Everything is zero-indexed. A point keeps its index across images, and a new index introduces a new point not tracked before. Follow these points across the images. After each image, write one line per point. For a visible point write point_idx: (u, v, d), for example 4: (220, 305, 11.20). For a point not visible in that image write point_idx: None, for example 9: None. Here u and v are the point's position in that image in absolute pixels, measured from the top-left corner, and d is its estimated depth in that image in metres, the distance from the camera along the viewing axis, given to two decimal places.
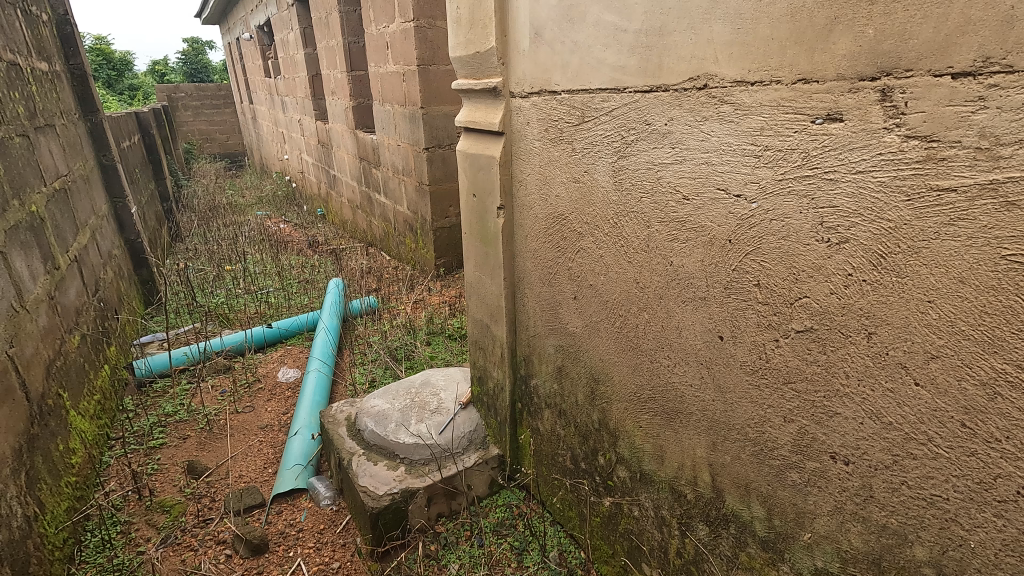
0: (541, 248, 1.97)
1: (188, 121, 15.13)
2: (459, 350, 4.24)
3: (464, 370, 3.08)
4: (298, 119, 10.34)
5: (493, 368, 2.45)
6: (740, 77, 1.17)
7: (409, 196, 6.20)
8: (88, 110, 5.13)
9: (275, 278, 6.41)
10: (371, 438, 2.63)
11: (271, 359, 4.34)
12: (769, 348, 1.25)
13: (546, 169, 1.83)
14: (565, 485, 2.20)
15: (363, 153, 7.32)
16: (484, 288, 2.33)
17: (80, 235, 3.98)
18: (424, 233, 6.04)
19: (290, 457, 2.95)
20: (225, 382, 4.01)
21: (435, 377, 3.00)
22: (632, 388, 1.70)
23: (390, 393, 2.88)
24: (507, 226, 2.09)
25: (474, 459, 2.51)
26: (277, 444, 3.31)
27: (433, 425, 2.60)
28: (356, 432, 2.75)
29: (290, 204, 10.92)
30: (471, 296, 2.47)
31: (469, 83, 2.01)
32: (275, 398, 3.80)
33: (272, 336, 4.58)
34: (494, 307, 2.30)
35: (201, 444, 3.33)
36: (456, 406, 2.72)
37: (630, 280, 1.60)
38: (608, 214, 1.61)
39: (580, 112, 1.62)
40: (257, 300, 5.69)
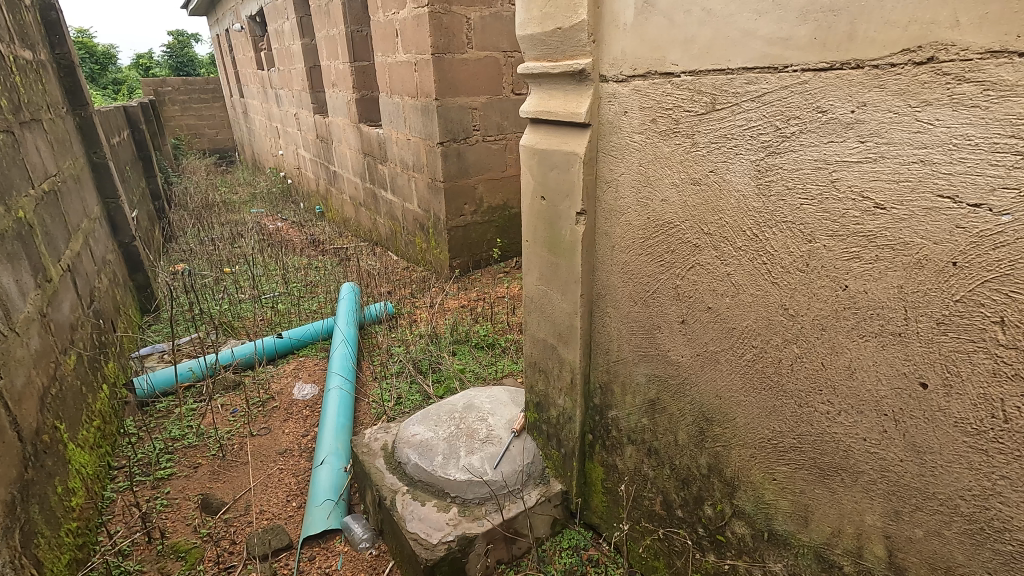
0: (633, 262, 1.67)
1: (176, 116, 14.62)
2: (489, 362, 3.93)
3: (510, 391, 2.77)
4: (293, 113, 9.94)
5: (559, 395, 2.15)
6: (998, 47, 0.86)
7: (421, 193, 5.87)
8: (75, 104, 4.74)
9: (279, 282, 6.07)
10: (416, 473, 2.34)
11: (284, 372, 4.02)
12: (1011, 404, 0.96)
13: (647, 169, 1.52)
14: (650, 532, 1.92)
15: (368, 148, 6.96)
16: (551, 304, 2.02)
17: (72, 242, 3.63)
18: (439, 233, 5.71)
19: (318, 491, 2.64)
20: (236, 401, 3.69)
21: (480, 398, 2.70)
22: (763, 433, 1.41)
23: (431, 419, 2.58)
24: (587, 235, 1.78)
25: (536, 497, 2.22)
26: (299, 472, 3.00)
27: (486, 458, 2.31)
28: (396, 464, 2.45)
29: (286, 202, 10.55)
30: (530, 313, 2.16)
31: (545, 66, 1.69)
32: (293, 418, 3.48)
33: (284, 347, 4.25)
34: (563, 327, 1.99)
35: (214, 473, 3.00)
36: (508, 435, 2.42)
37: (773, 305, 1.30)
38: (745, 225, 1.31)
39: (708, 98, 1.31)
40: (261, 306, 5.35)
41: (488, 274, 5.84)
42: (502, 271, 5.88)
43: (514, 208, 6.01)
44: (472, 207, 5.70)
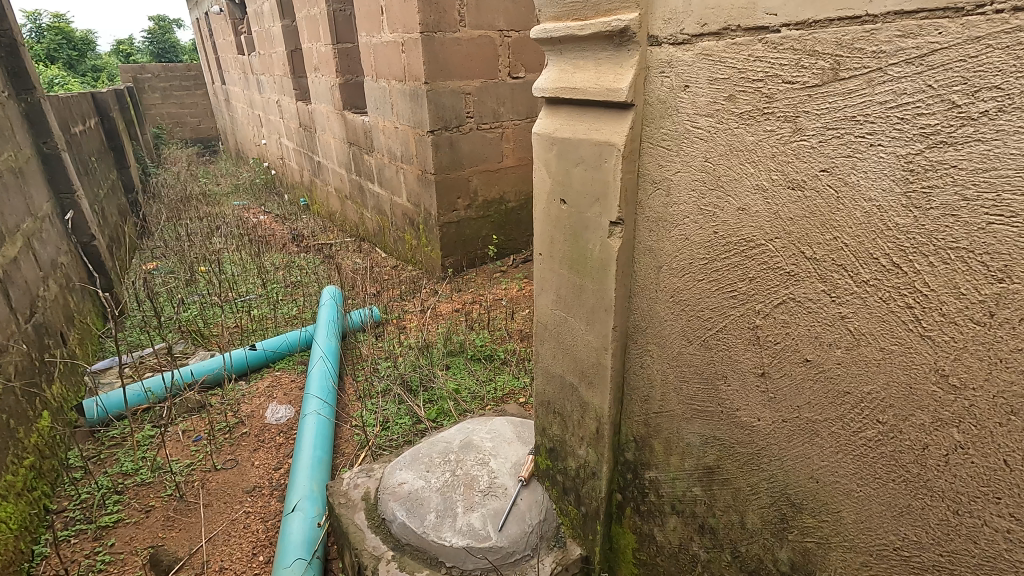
0: (689, 290, 1.26)
1: (155, 104, 13.95)
2: (487, 378, 3.50)
3: (514, 424, 2.36)
4: (275, 100, 9.39)
5: (579, 444, 1.74)
6: None
7: (410, 186, 5.41)
8: (21, 88, 4.23)
9: (256, 282, 5.59)
10: (404, 535, 1.93)
11: (256, 390, 3.59)
12: None
13: (717, 166, 1.11)
14: None
15: (353, 137, 6.47)
16: (571, 335, 1.60)
17: (7, 246, 3.15)
18: (430, 229, 5.26)
19: (287, 548, 2.22)
20: (200, 425, 3.25)
21: (480, 435, 2.28)
22: (886, 539, 1.01)
23: (423, 463, 2.16)
24: (624, 251, 1.36)
25: (549, 566, 1.83)
26: (269, 517, 2.58)
27: (489, 516, 1.91)
28: (380, 521, 2.03)
29: (270, 194, 10.03)
30: (544, 342, 1.74)
31: (571, 26, 1.26)
32: (264, 447, 3.05)
33: (257, 359, 3.80)
34: (587, 365, 1.58)
35: (169, 519, 2.57)
36: (514, 484, 2.01)
37: (921, 369, 0.89)
38: (880, 250, 0.89)
39: (826, 61, 0.89)
40: (235, 311, 4.88)
41: (484, 273, 5.41)
42: (498, 271, 5.44)
43: (511, 203, 5.55)
44: (465, 202, 5.25)
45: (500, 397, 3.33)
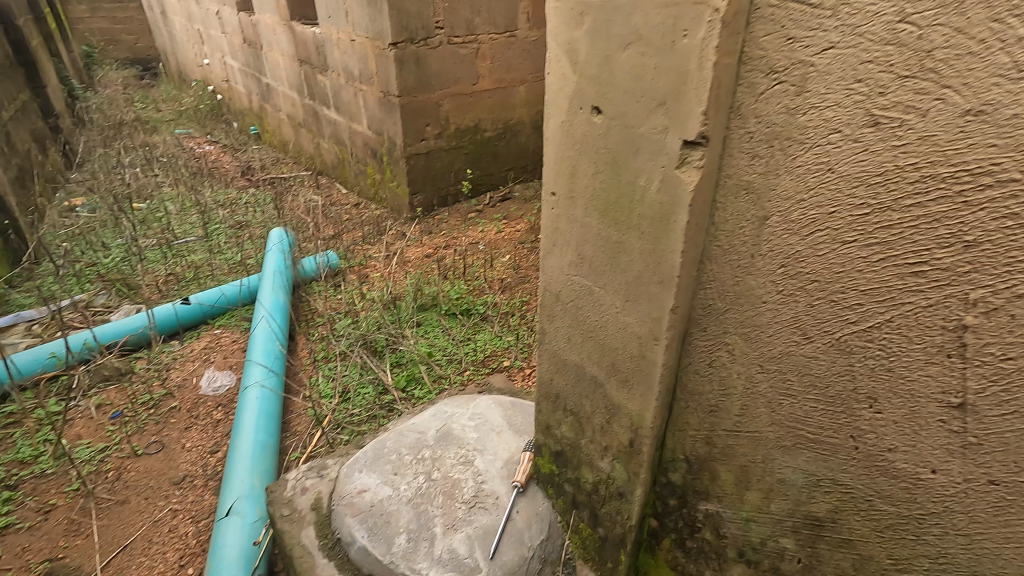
0: (820, 260, 0.76)
1: (83, 18, 12.29)
2: (465, 338, 3.02)
3: (503, 406, 1.90)
4: (214, 10, 8.16)
5: (601, 456, 1.28)
6: None
7: (371, 111, 4.68)
8: None
9: (195, 221, 4.88)
10: (366, 563, 1.49)
11: (191, 353, 3.04)
12: None
13: (930, 31, 0.60)
14: None
15: (304, 52, 5.57)
16: (600, 312, 1.11)
17: None
18: (395, 162, 4.60)
19: (219, 567, 1.76)
20: (120, 398, 2.71)
21: (461, 422, 1.81)
22: None
23: (389, 463, 1.69)
24: (704, 191, 0.84)
25: None
26: (201, 516, 2.12)
27: (476, 538, 1.47)
28: (334, 541, 1.58)
29: (217, 121, 8.97)
30: (555, 319, 1.25)
31: None
32: (198, 425, 2.55)
33: (190, 315, 3.22)
34: (623, 356, 1.09)
35: (73, 523, 2.09)
36: (507, 492, 1.57)
37: None
38: None
39: None
40: (171, 255, 4.21)
41: (458, 213, 4.82)
42: (474, 210, 4.84)
43: (487, 132, 4.87)
44: (435, 130, 4.57)
45: (481, 360, 2.86)
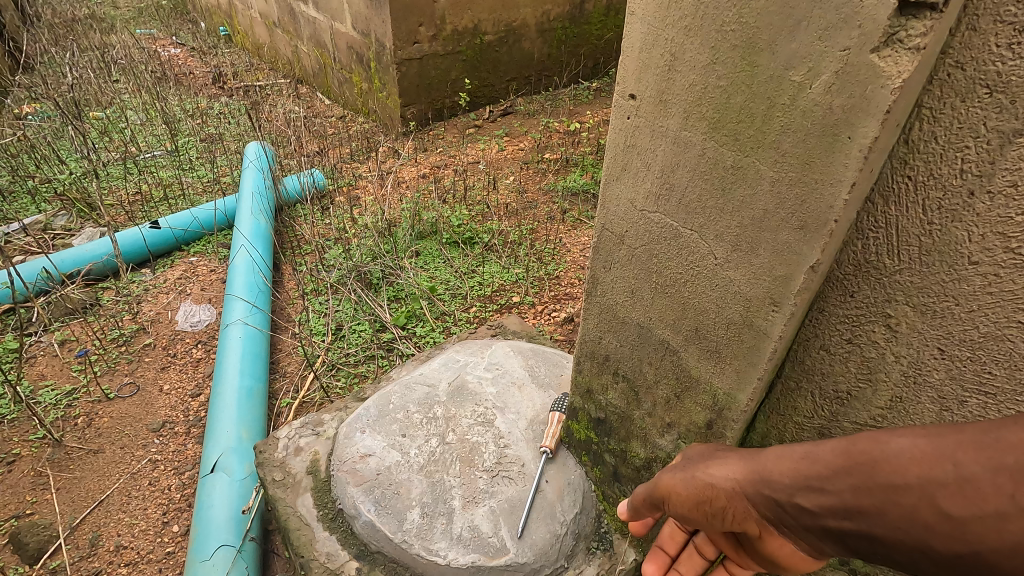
0: None
1: None
2: (469, 269, 2.74)
3: (524, 353, 1.66)
4: None
5: (662, 433, 1.06)
6: None
7: (355, 6, 4.09)
8: None
9: (161, 133, 4.38)
10: (374, 539, 1.29)
11: (164, 284, 2.73)
12: None
13: None
14: None
15: None
16: (688, 261, 0.84)
17: None
18: (384, 68, 4.09)
19: (206, 533, 1.57)
20: (85, 335, 2.43)
21: (476, 374, 1.58)
22: None
23: (396, 422, 1.46)
24: (913, 89, 0.55)
25: None
26: (186, 466, 1.92)
27: (502, 513, 1.27)
28: (336, 511, 1.38)
29: (181, 18, 8.02)
30: (617, 265, 0.98)
31: None
32: (177, 365, 2.30)
33: (160, 241, 2.88)
34: (714, 320, 0.84)
35: (40, 476, 1.88)
36: (535, 458, 1.37)
37: None
38: None
39: None
40: (135, 172, 3.77)
41: (454, 128, 4.38)
42: (472, 125, 4.40)
43: (487, 35, 4.32)
44: (429, 31, 4.03)
45: (487, 295, 2.60)
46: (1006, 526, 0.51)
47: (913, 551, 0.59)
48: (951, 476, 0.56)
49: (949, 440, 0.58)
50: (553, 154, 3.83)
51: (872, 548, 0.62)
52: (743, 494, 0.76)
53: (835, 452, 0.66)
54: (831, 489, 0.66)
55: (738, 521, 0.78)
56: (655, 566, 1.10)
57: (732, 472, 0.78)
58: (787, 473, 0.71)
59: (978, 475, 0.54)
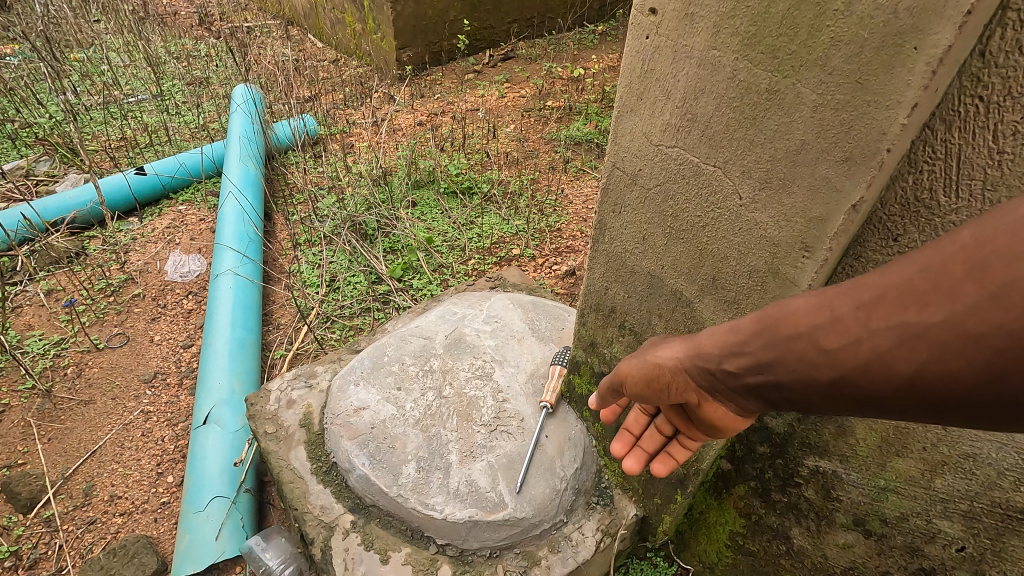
0: None
1: None
2: (467, 220, 2.65)
3: (524, 304, 1.60)
4: None
5: None
6: None
7: None
8: None
9: (146, 76, 4.18)
10: (368, 492, 1.26)
11: (152, 233, 2.64)
12: None
13: None
14: None
15: None
16: (710, 203, 0.76)
17: None
18: (378, 7, 3.85)
19: (198, 485, 1.54)
20: (72, 284, 2.35)
21: (474, 326, 1.52)
22: None
23: (391, 376, 1.41)
24: None
25: (591, 534, 1.22)
26: (179, 418, 1.89)
27: (500, 467, 1.24)
28: (330, 464, 1.35)
29: None
30: (628, 210, 0.90)
31: None
32: (167, 316, 2.25)
33: (146, 189, 2.77)
34: (734, 268, 0.77)
35: (31, 426, 1.84)
36: (534, 413, 1.32)
37: None
38: None
39: None
40: (119, 117, 3.61)
41: (452, 74, 4.18)
42: (471, 70, 4.19)
43: None
44: None
45: (486, 248, 2.52)
46: (866, 347, 0.52)
47: (807, 389, 0.59)
48: (826, 317, 0.56)
49: (829, 288, 0.58)
50: (556, 101, 3.66)
51: (779, 396, 0.63)
52: (683, 370, 0.74)
53: (749, 319, 0.65)
54: (743, 349, 0.64)
55: (677, 393, 0.76)
56: (620, 446, 1.02)
57: (674, 350, 0.76)
58: (715, 342, 0.69)
59: (848, 311, 0.55)
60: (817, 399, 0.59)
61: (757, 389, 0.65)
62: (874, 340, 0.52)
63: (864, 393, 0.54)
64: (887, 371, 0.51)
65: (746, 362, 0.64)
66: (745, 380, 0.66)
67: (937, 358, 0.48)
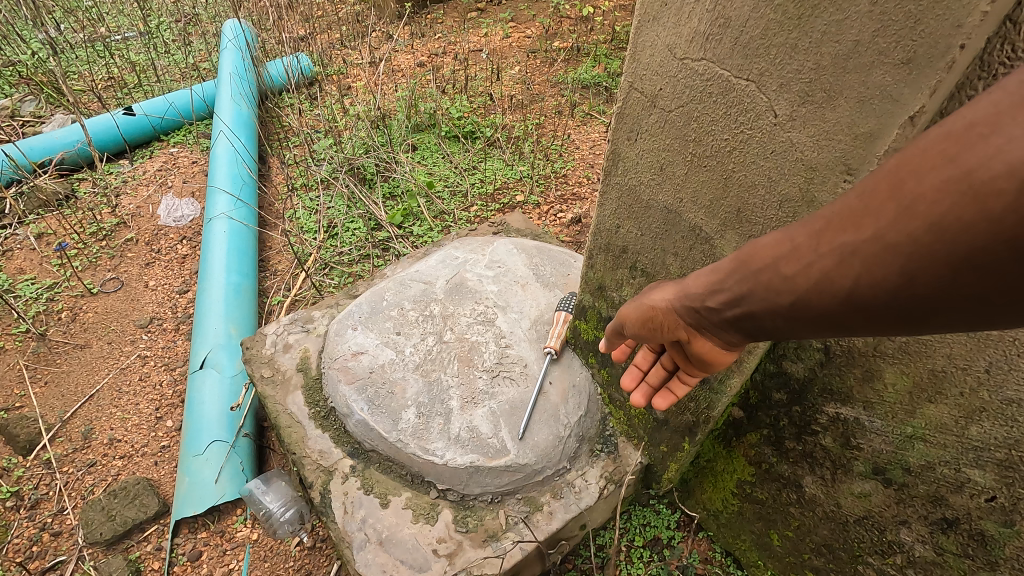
0: None
1: None
2: (469, 166, 2.55)
3: (528, 249, 1.54)
4: None
5: None
6: None
7: None
8: None
9: (131, 12, 3.97)
10: (368, 437, 1.23)
11: (143, 176, 2.55)
12: None
13: None
14: None
15: None
16: (741, 124, 0.68)
17: None
18: None
19: (196, 430, 1.53)
20: (63, 228, 2.29)
21: (477, 271, 1.46)
22: None
23: (389, 321, 1.36)
24: None
25: (595, 481, 1.20)
26: (177, 363, 1.86)
27: (502, 413, 1.20)
28: (328, 409, 1.32)
29: None
30: (645, 138, 0.82)
31: None
32: (162, 261, 2.19)
33: (135, 130, 2.66)
34: (763, 197, 0.70)
35: (27, 370, 1.82)
36: (539, 359, 1.28)
37: None
38: None
39: None
40: (105, 55, 3.44)
41: (454, 12, 3.96)
42: (474, 8, 3.97)
43: None
44: None
45: (489, 194, 2.43)
46: (813, 270, 0.51)
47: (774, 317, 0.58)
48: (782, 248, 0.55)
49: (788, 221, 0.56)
50: (563, 42, 3.47)
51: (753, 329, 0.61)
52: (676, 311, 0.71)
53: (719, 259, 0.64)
54: (719, 285, 0.62)
55: (669, 331, 0.74)
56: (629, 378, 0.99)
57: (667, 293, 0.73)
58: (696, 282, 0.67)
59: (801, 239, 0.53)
60: (781, 325, 0.57)
61: (732, 323, 0.63)
62: (819, 262, 0.50)
63: (820, 315, 0.52)
64: (829, 293, 0.50)
65: (721, 298, 0.62)
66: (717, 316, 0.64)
67: (870, 268, 0.46)
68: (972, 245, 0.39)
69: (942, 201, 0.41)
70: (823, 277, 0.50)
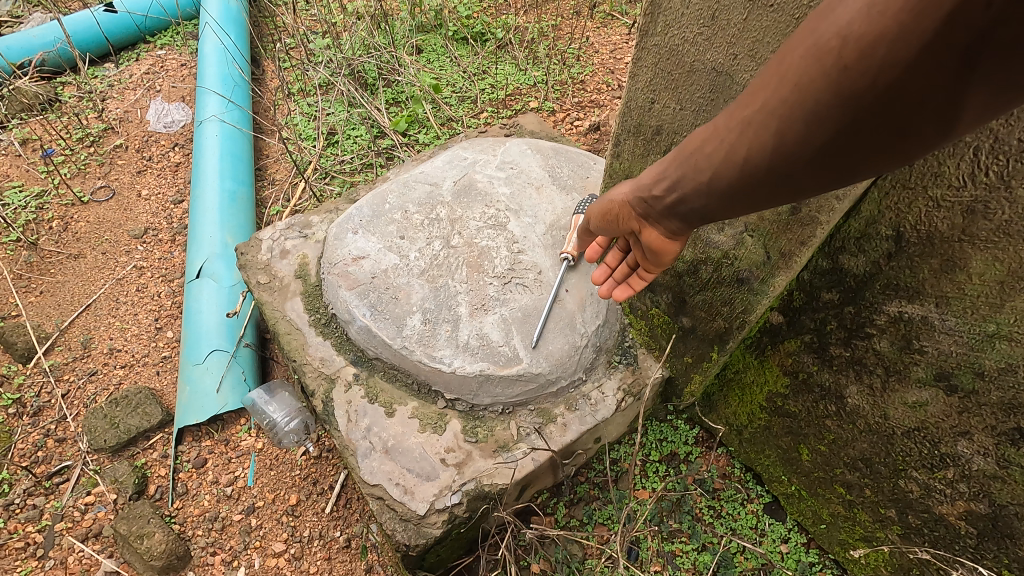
0: None
1: None
2: (478, 70, 2.34)
3: (545, 149, 1.40)
4: None
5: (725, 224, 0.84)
6: None
7: None
8: None
9: None
10: (371, 345, 1.16)
11: (130, 79, 2.38)
12: None
13: None
14: (889, 513, 0.90)
15: None
16: None
17: None
18: None
19: (195, 339, 1.47)
20: (47, 134, 2.15)
21: (487, 172, 1.33)
22: None
23: (392, 224, 1.25)
24: None
25: (612, 394, 1.13)
26: (174, 274, 1.78)
27: (514, 321, 1.11)
28: (329, 316, 1.24)
29: None
30: None
31: None
32: (154, 169, 2.07)
33: (118, 29, 2.46)
34: None
35: (21, 280, 1.75)
36: (555, 266, 1.17)
37: None
38: None
39: None
40: None
41: None
42: None
43: None
44: None
45: (500, 100, 2.24)
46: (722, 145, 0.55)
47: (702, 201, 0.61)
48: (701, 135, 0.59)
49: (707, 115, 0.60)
50: None
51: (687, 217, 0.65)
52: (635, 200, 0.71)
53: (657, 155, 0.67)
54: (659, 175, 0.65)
55: (623, 224, 0.75)
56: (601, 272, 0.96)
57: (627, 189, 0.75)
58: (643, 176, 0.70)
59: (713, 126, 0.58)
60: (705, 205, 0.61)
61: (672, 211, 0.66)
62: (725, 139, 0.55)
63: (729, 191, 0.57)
64: (730, 164, 0.55)
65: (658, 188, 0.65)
66: (655, 206, 0.68)
67: (760, 136, 0.51)
68: (822, 96, 0.45)
69: (798, 60, 0.46)
70: (727, 151, 0.55)
